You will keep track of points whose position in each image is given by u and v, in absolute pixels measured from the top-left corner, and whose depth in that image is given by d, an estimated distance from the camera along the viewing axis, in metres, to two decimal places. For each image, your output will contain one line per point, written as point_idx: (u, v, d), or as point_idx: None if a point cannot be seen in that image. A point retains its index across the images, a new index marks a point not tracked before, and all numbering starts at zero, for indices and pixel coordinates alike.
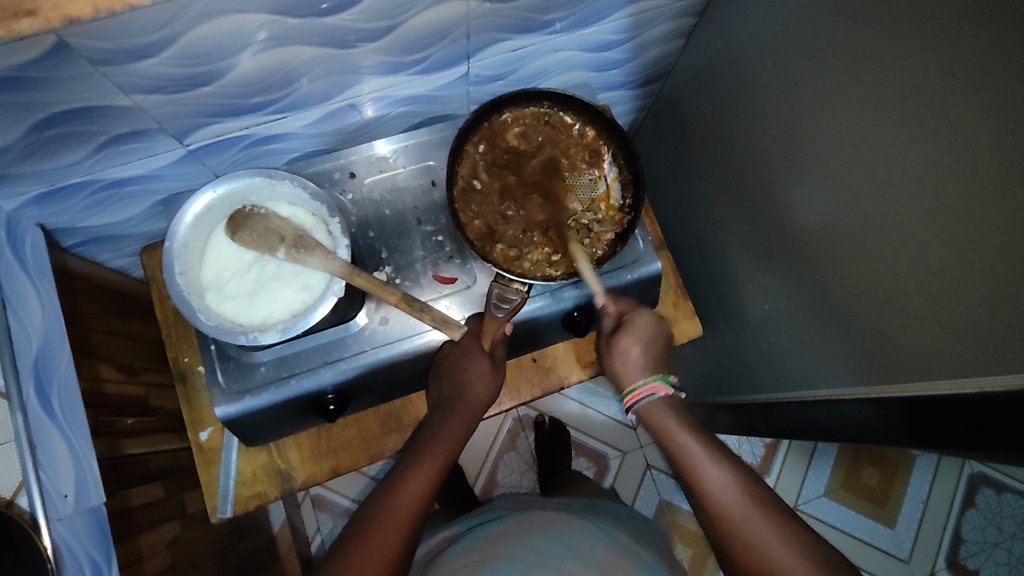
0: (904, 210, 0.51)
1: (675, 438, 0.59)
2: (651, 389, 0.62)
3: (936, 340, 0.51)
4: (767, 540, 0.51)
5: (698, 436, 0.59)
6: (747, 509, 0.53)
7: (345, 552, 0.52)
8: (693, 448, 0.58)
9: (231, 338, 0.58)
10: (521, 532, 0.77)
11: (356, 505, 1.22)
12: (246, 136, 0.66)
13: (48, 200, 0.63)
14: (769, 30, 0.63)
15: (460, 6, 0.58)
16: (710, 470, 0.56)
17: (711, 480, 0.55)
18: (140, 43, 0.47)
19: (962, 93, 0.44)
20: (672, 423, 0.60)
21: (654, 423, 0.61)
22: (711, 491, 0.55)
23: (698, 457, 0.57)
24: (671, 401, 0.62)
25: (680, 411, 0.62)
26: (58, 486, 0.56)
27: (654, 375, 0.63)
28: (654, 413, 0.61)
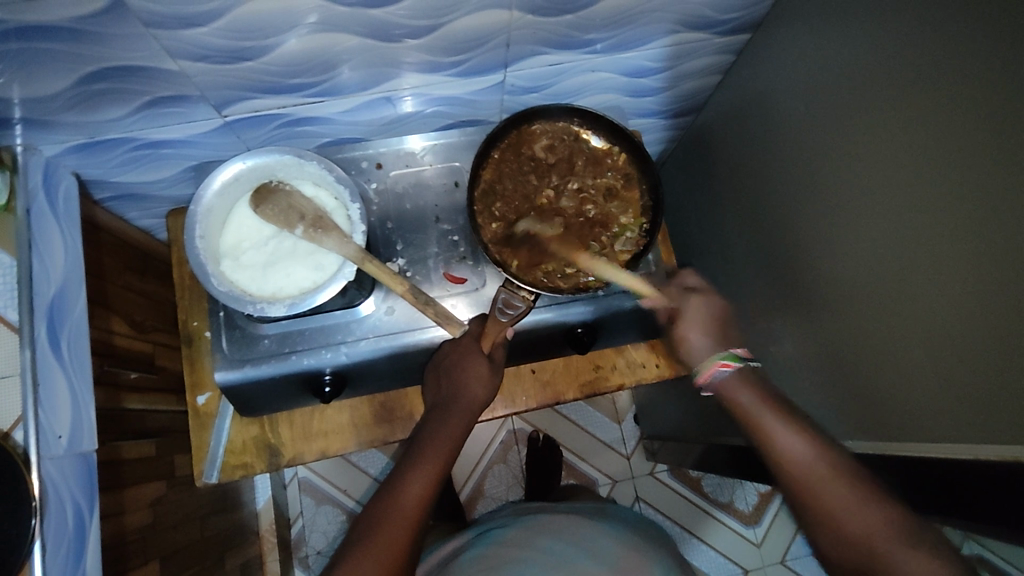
0: (916, 267, 0.51)
1: (755, 407, 0.61)
2: (717, 368, 0.64)
3: (935, 401, 0.51)
4: (843, 500, 0.53)
5: (780, 405, 0.61)
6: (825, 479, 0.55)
7: (356, 548, 0.54)
8: (773, 417, 0.60)
9: (239, 307, 0.59)
10: (535, 534, 0.77)
11: (360, 508, 1.22)
12: (282, 115, 0.68)
13: (87, 151, 0.65)
14: (803, 75, 0.63)
15: (503, 15, 0.59)
16: (786, 437, 0.58)
17: (787, 444, 0.58)
18: (193, 11, 0.49)
19: (982, 155, 0.44)
20: (754, 394, 0.62)
21: (730, 399, 0.63)
22: (783, 458, 0.57)
23: (774, 428, 0.59)
24: (743, 375, 0.63)
25: (760, 383, 0.63)
26: (54, 426, 0.58)
27: (720, 353, 0.64)
28: (728, 386, 0.63)
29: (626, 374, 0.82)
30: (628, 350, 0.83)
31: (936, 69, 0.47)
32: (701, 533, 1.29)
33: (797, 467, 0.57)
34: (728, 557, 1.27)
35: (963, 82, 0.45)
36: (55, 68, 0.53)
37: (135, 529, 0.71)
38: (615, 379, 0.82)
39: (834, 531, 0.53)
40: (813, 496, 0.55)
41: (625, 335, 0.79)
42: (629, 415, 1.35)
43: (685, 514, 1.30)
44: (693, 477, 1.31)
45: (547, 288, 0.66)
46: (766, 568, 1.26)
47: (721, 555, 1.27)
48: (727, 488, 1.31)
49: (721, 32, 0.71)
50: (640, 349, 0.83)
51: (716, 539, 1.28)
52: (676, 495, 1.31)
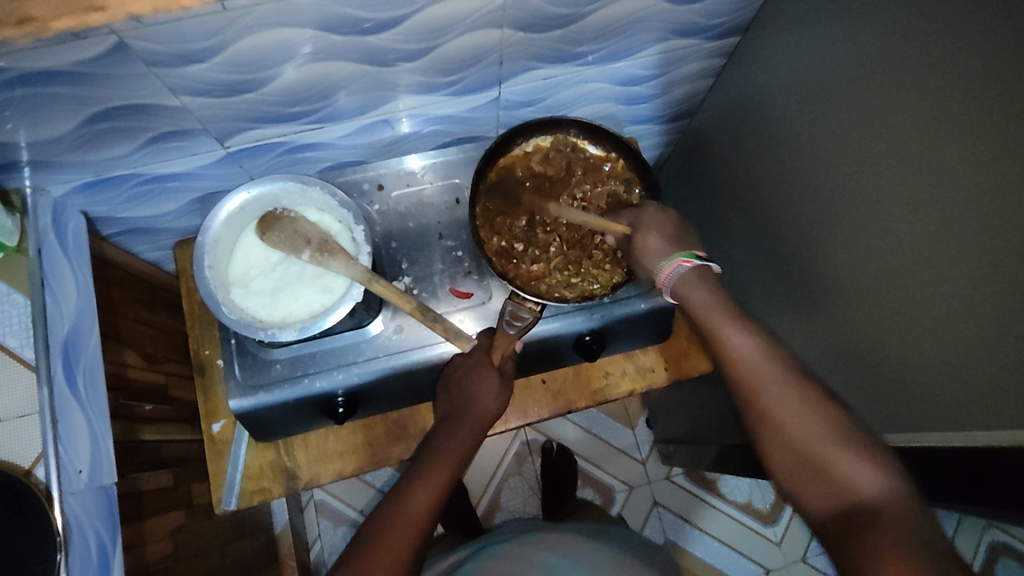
0: (916, 258, 0.51)
1: (697, 300, 0.60)
2: (675, 266, 0.61)
3: (944, 388, 0.51)
4: (779, 397, 0.53)
5: (729, 301, 0.60)
6: (768, 370, 0.55)
7: (360, 552, 0.53)
8: (721, 312, 0.59)
9: (250, 334, 0.60)
10: (533, 548, 0.78)
11: (363, 518, 1.23)
12: (283, 143, 0.69)
13: (94, 189, 0.66)
14: (793, 76, 0.64)
15: (495, 33, 0.60)
16: (734, 332, 0.58)
17: (736, 343, 0.57)
18: (193, 48, 0.50)
19: (977, 146, 0.45)
20: (704, 293, 0.60)
21: (687, 300, 0.61)
22: (735, 354, 0.57)
23: (722, 323, 0.58)
24: (699, 274, 0.61)
25: (712, 284, 0.61)
26: (74, 461, 0.58)
27: (677, 252, 0.62)
28: (682, 283, 0.61)
29: (636, 379, 0.83)
30: (636, 355, 0.83)
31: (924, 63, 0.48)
32: (720, 535, 1.28)
33: (749, 363, 0.56)
34: (748, 557, 1.27)
35: (954, 73, 0.46)
36: (60, 111, 0.54)
37: (157, 560, 0.71)
38: (625, 385, 0.83)
39: (775, 431, 0.53)
40: (759, 400, 0.54)
41: (633, 340, 0.79)
42: (641, 420, 1.35)
43: (703, 517, 1.29)
44: (708, 478, 1.31)
45: (553, 298, 0.67)
46: (787, 567, 1.26)
47: (741, 555, 1.27)
48: (743, 488, 1.31)
49: (710, 36, 0.72)
50: (649, 354, 0.83)
51: (736, 540, 1.28)
52: (692, 497, 1.30)
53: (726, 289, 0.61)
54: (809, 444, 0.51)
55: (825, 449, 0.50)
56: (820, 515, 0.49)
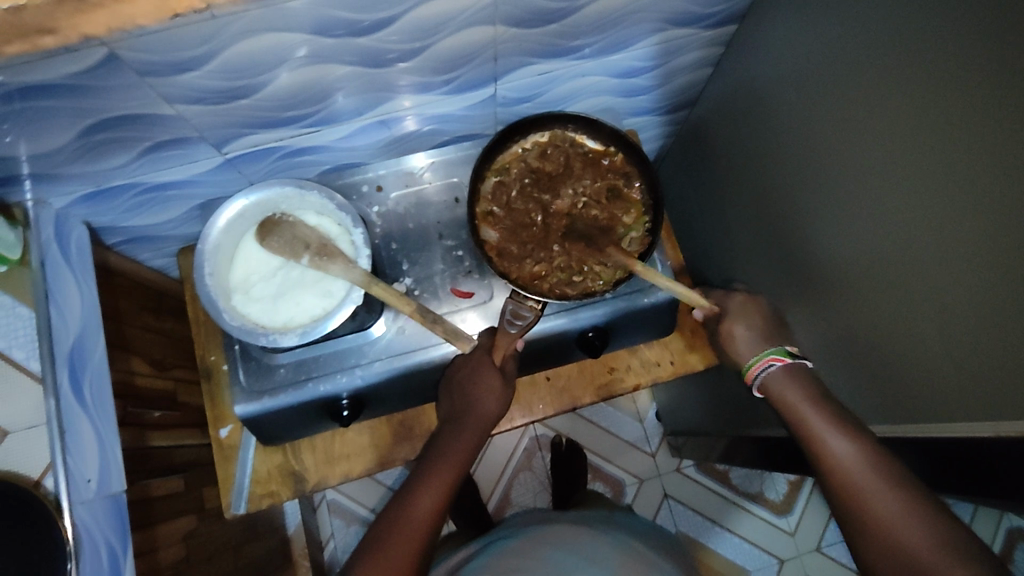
0: (921, 244, 0.50)
1: (800, 410, 0.59)
2: (766, 362, 0.63)
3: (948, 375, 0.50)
4: (887, 502, 0.50)
5: (839, 415, 0.58)
6: (864, 477, 0.53)
7: (368, 554, 0.54)
8: (816, 416, 0.58)
9: (252, 339, 0.61)
10: (541, 544, 0.77)
11: (373, 516, 1.23)
12: (280, 147, 0.69)
13: (95, 200, 0.67)
14: (792, 63, 0.63)
15: (488, 30, 0.60)
16: (834, 437, 0.56)
17: (834, 446, 0.55)
18: (185, 56, 0.50)
19: (985, 128, 0.43)
20: (796, 393, 0.61)
21: (779, 396, 0.61)
22: (835, 458, 0.55)
23: (820, 426, 0.57)
24: (792, 372, 0.62)
25: (809, 380, 0.61)
26: (82, 470, 0.59)
27: (771, 349, 0.64)
28: (777, 381, 0.62)
29: (641, 374, 0.82)
30: (641, 350, 0.83)
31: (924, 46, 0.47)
32: (734, 526, 1.28)
33: (844, 468, 0.54)
34: (764, 548, 1.26)
35: (953, 53, 0.45)
36: (57, 124, 0.54)
37: (170, 564, 0.72)
38: (630, 380, 0.82)
39: (879, 536, 0.50)
40: (861, 499, 0.52)
41: (637, 335, 0.79)
42: (650, 413, 1.34)
43: (716, 508, 1.29)
44: (720, 470, 1.30)
45: (555, 296, 0.66)
46: (802, 556, 1.25)
47: (756, 547, 1.26)
48: (756, 479, 1.30)
49: (708, 25, 0.71)
50: (654, 348, 0.83)
51: (749, 530, 1.27)
52: (704, 489, 1.30)
53: (821, 387, 0.61)
54: (911, 552, 0.48)
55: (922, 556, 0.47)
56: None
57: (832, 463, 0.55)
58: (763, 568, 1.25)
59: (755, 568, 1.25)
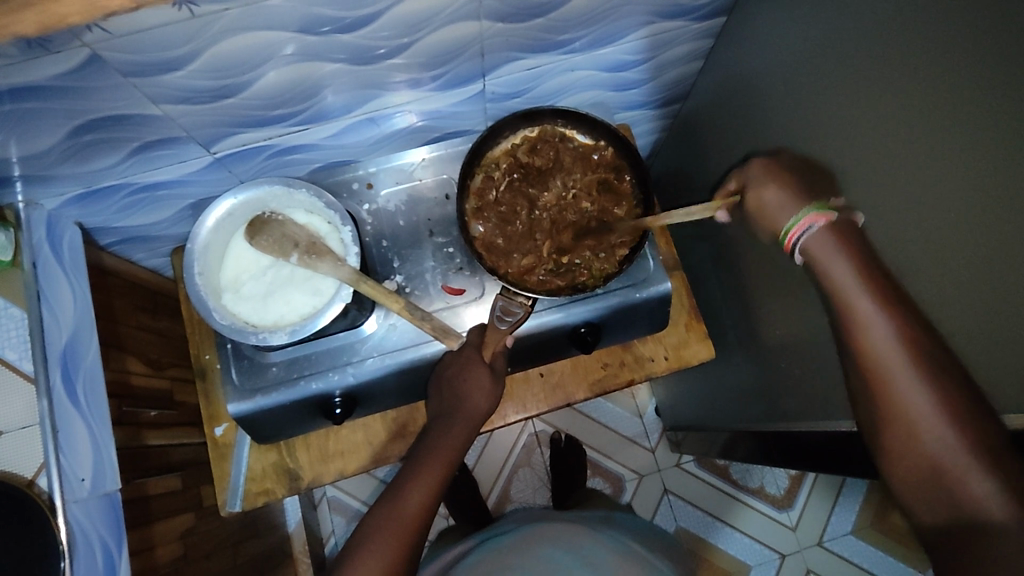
0: (902, 234, 0.49)
1: (838, 275, 0.50)
2: (807, 223, 0.52)
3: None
4: (928, 403, 0.44)
5: (883, 280, 0.48)
6: (907, 369, 0.45)
7: (354, 553, 0.54)
8: (857, 285, 0.48)
9: (242, 338, 0.61)
10: (534, 543, 0.77)
11: (367, 508, 1.24)
12: (270, 146, 0.69)
13: (87, 200, 0.67)
14: (778, 54, 0.62)
15: (474, 25, 0.59)
16: (877, 317, 0.47)
17: (877, 331, 0.46)
18: (170, 56, 0.50)
19: (966, 113, 0.43)
20: (846, 265, 0.50)
21: (822, 272, 0.51)
22: (872, 345, 0.46)
23: (859, 299, 0.48)
24: (839, 226, 0.51)
25: (860, 245, 0.51)
26: (75, 469, 0.59)
27: (809, 207, 0.53)
28: (820, 249, 0.52)
29: (635, 369, 0.82)
30: (634, 345, 0.83)
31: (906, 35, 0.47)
32: (734, 521, 1.27)
33: (885, 354, 0.46)
34: (764, 543, 1.26)
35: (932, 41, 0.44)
36: (44, 125, 0.54)
37: (167, 562, 0.72)
38: (624, 376, 0.82)
39: (903, 430, 0.45)
40: (890, 387, 0.46)
41: (630, 330, 0.79)
42: (650, 408, 1.34)
43: (716, 503, 1.28)
44: (720, 465, 1.30)
45: (543, 292, 0.66)
46: (802, 551, 1.25)
47: (756, 541, 1.26)
48: (756, 474, 1.29)
49: (698, 17, 0.70)
50: (647, 343, 0.83)
51: (749, 525, 1.27)
52: (704, 484, 1.30)
53: (866, 242, 0.51)
54: (938, 461, 0.43)
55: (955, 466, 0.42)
56: (934, 524, 0.43)
57: (865, 344, 0.47)
58: (763, 563, 1.24)
59: (755, 563, 1.24)
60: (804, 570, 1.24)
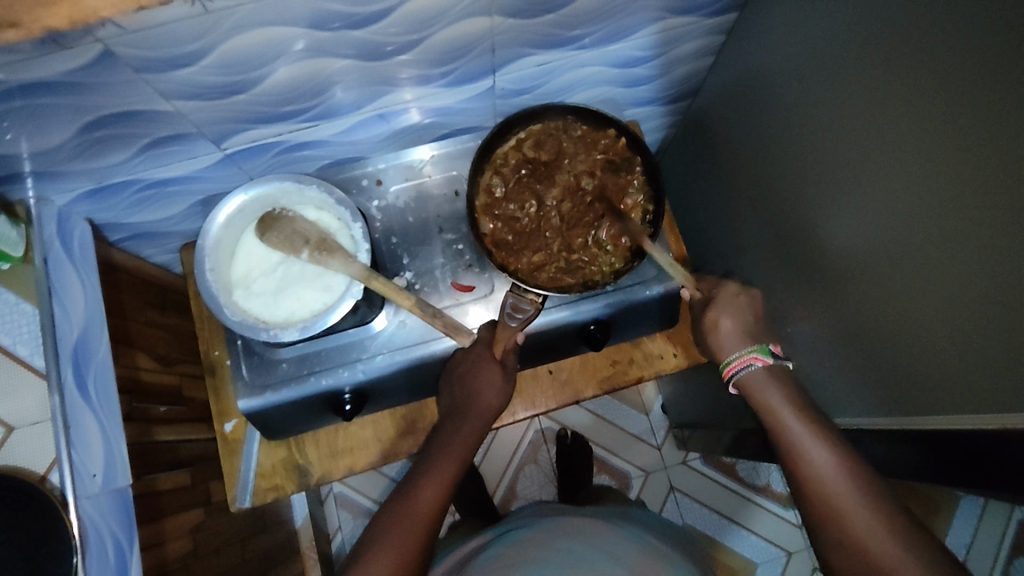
0: (920, 230, 0.49)
1: (768, 388, 0.61)
2: (747, 360, 0.63)
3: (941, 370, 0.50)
4: (853, 500, 0.52)
5: (807, 411, 0.59)
6: (831, 475, 0.54)
7: (369, 547, 0.54)
8: (784, 403, 0.59)
9: (253, 334, 0.61)
10: (553, 534, 0.77)
11: (377, 506, 1.24)
12: (279, 142, 0.69)
13: (97, 196, 0.67)
14: (789, 50, 0.62)
15: (485, 21, 0.59)
16: (797, 427, 0.58)
17: (803, 444, 0.56)
18: (181, 52, 0.50)
19: (982, 109, 0.42)
20: (770, 383, 0.61)
21: (746, 382, 0.62)
22: (799, 455, 0.56)
23: (773, 413, 0.59)
24: (772, 373, 0.62)
25: (783, 376, 0.62)
26: (87, 465, 0.60)
27: (753, 347, 0.63)
28: (753, 378, 0.62)
29: (644, 367, 0.82)
30: (643, 342, 0.82)
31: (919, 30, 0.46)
32: (740, 518, 1.27)
33: (814, 463, 0.55)
34: (770, 541, 1.26)
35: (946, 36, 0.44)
36: (56, 121, 0.54)
37: (176, 558, 0.72)
38: (633, 373, 0.82)
39: (836, 523, 0.52)
40: (818, 489, 0.54)
41: (639, 328, 0.78)
42: (656, 405, 1.34)
43: (722, 500, 1.28)
44: (726, 462, 1.30)
45: (555, 288, 0.66)
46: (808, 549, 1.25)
47: (762, 539, 1.26)
48: (762, 471, 1.29)
49: (709, 14, 0.70)
50: (656, 341, 0.82)
51: (755, 523, 1.27)
52: (710, 482, 1.30)
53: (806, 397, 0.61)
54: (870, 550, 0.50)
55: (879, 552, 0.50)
56: None
57: (787, 435, 0.58)
58: (769, 561, 1.24)
59: (761, 561, 1.24)
60: (810, 568, 1.24)
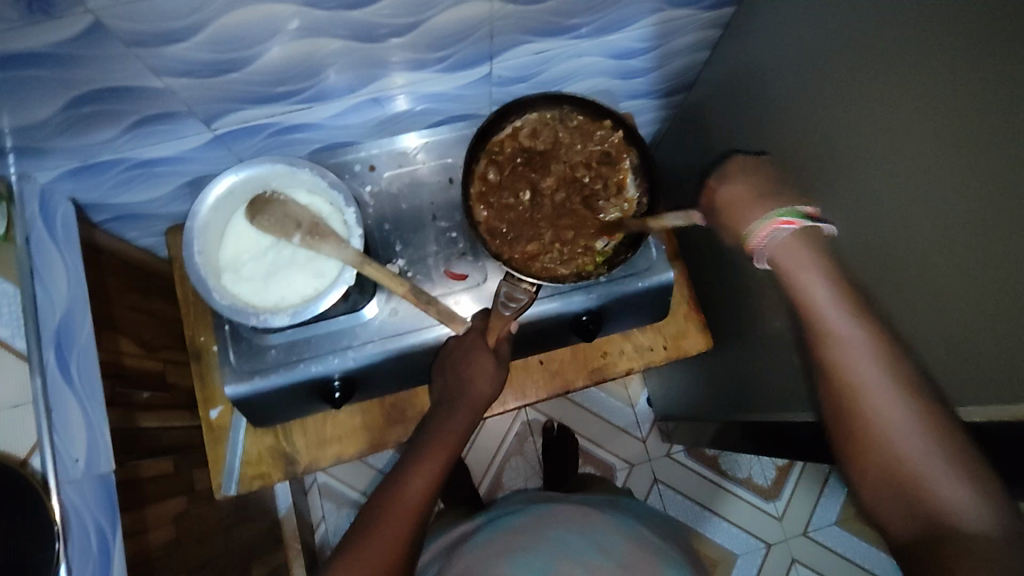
0: (909, 224, 0.49)
1: (809, 281, 0.53)
2: (770, 228, 0.55)
3: (930, 368, 0.50)
4: (901, 421, 0.46)
5: (848, 288, 0.53)
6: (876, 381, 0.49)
7: (356, 538, 0.53)
8: (817, 281, 0.53)
9: (243, 319, 0.60)
10: (545, 521, 0.77)
11: (365, 498, 1.23)
12: (272, 124, 0.68)
13: (81, 175, 0.65)
14: (786, 44, 0.62)
15: (484, 6, 0.59)
16: (834, 311, 0.52)
17: (835, 321, 0.51)
18: (172, 27, 0.49)
19: (976, 105, 0.43)
20: (807, 262, 0.54)
21: (784, 266, 0.55)
22: (842, 342, 0.51)
23: (812, 292, 0.53)
24: (805, 235, 0.55)
25: (819, 248, 0.55)
26: (69, 450, 0.58)
27: (777, 211, 0.56)
28: (785, 251, 0.55)
29: (635, 358, 0.82)
30: (634, 334, 0.83)
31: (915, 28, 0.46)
32: (722, 510, 1.29)
33: (863, 374, 0.49)
34: (752, 533, 1.27)
35: (942, 31, 0.44)
36: (41, 95, 0.53)
37: (159, 546, 0.71)
38: (624, 364, 0.82)
39: (879, 458, 0.47)
40: (858, 399, 0.49)
41: (631, 319, 0.78)
42: (641, 398, 1.34)
43: (705, 493, 1.30)
44: (710, 455, 1.31)
45: (549, 277, 0.66)
46: (788, 541, 1.26)
47: (743, 530, 1.27)
48: (745, 464, 1.31)
49: (707, 6, 0.70)
50: (646, 333, 0.83)
51: (737, 515, 1.28)
52: (694, 474, 1.31)
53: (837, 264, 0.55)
54: (911, 468, 0.45)
55: (921, 475, 0.45)
56: (900, 533, 0.45)
57: (834, 345, 0.51)
58: (749, 552, 1.26)
59: (742, 553, 1.26)
60: (789, 560, 1.25)
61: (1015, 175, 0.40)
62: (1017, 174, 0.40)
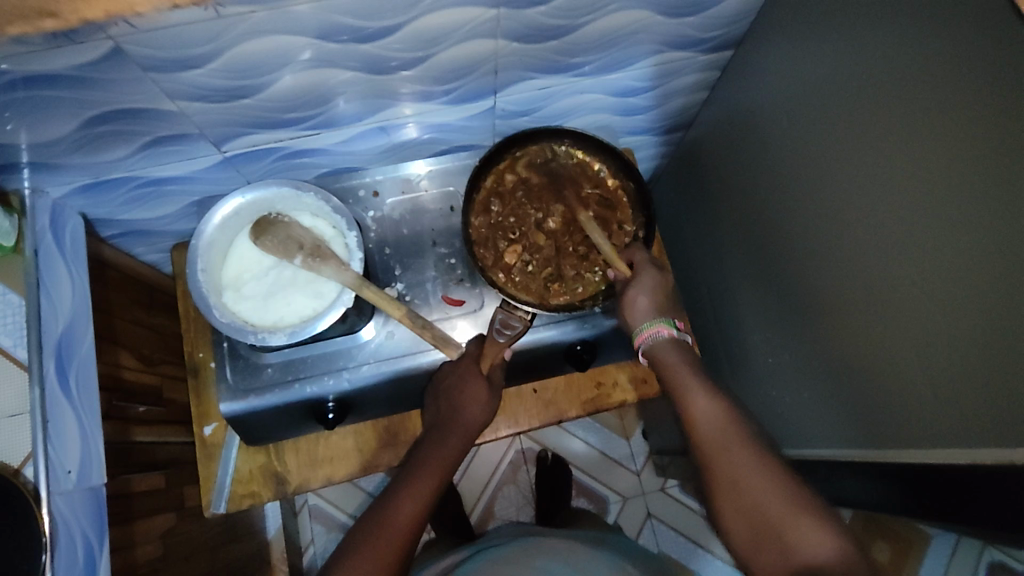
0: (899, 266, 0.50)
1: (677, 373, 0.60)
2: (652, 332, 0.63)
3: (928, 410, 0.50)
4: (746, 465, 0.52)
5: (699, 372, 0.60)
6: (729, 439, 0.54)
7: (343, 557, 0.54)
8: (680, 370, 0.60)
9: (241, 337, 0.61)
10: (529, 555, 0.77)
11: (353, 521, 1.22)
12: (280, 148, 0.70)
13: (92, 191, 0.67)
14: (781, 88, 0.64)
15: (490, 43, 0.61)
16: (699, 395, 0.58)
17: (696, 405, 0.57)
18: (189, 54, 0.51)
19: (961, 153, 0.44)
20: (679, 360, 0.61)
21: (661, 363, 0.62)
22: (695, 415, 0.57)
23: (687, 387, 0.58)
24: (675, 341, 0.63)
25: (689, 352, 0.62)
26: (62, 461, 0.59)
27: (660, 318, 0.64)
28: (660, 352, 0.62)
29: (628, 391, 0.83)
30: (631, 366, 0.83)
31: (902, 78, 0.48)
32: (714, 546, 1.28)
33: (707, 424, 0.56)
34: None
35: (927, 83, 0.46)
36: (59, 114, 0.55)
37: (145, 562, 0.71)
38: (617, 396, 0.82)
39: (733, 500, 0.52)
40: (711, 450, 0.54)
41: (625, 350, 0.79)
42: (637, 431, 1.34)
43: (697, 528, 1.29)
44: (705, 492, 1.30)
45: (544, 305, 0.67)
46: None
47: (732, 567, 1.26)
48: None
49: (705, 49, 0.72)
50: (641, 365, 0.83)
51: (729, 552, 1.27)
52: (688, 510, 1.30)
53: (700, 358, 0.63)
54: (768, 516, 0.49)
55: (782, 518, 0.49)
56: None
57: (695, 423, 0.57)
58: None
59: None
60: None
61: (1000, 223, 0.41)
62: (1001, 221, 0.41)
